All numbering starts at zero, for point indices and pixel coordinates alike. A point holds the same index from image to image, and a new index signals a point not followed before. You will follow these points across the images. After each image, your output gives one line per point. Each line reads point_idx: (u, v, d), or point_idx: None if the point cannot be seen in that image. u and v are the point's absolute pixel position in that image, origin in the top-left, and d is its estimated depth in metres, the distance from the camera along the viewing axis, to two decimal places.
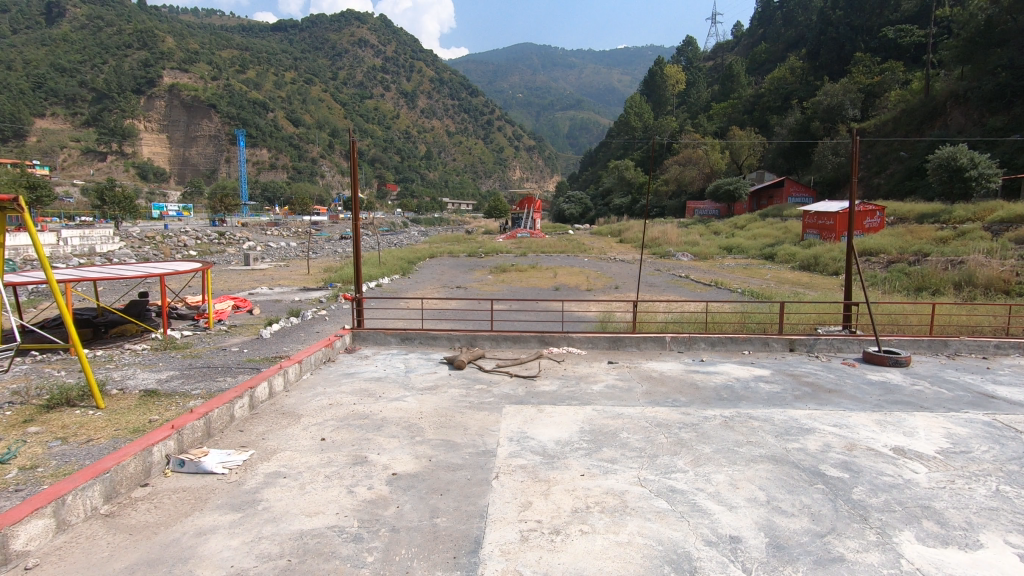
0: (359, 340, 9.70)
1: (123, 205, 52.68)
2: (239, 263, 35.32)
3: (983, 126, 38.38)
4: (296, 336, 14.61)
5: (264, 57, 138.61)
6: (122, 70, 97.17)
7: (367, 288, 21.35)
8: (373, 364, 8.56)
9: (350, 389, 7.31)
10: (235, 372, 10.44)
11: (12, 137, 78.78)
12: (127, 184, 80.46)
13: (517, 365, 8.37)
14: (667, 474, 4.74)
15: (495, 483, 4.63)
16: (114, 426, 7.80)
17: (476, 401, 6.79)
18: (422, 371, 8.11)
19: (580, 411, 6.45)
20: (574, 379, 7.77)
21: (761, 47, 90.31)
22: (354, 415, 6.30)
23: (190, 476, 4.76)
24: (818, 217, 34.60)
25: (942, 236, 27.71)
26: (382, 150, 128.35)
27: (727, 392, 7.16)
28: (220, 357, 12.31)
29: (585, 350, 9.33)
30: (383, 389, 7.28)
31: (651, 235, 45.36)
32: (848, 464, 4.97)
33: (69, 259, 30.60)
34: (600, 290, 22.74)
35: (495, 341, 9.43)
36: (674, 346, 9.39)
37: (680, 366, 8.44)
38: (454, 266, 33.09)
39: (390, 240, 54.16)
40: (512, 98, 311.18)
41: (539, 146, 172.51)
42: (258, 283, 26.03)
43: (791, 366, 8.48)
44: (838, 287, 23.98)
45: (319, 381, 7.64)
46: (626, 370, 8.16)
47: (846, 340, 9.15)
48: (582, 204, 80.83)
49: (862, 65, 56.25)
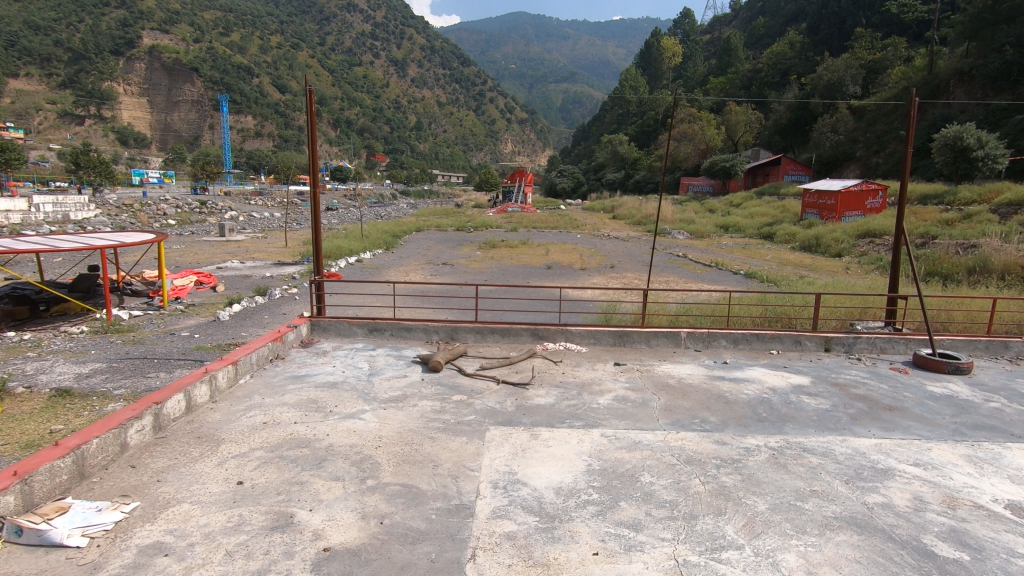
0: (318, 331, 8.16)
1: (99, 170, 49.90)
2: (215, 234, 33.41)
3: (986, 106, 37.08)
4: (259, 319, 13.08)
5: (250, 19, 133.25)
6: (99, 29, 92.90)
7: (343, 264, 19.84)
8: (330, 364, 7.05)
9: (295, 401, 5.79)
10: (177, 365, 8.83)
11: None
12: (107, 150, 77.61)
13: (506, 366, 6.92)
14: (715, 556, 3.33)
15: (470, 570, 3.18)
16: (2, 439, 6.20)
17: (450, 422, 5.31)
18: (390, 375, 6.60)
19: (586, 437, 4.99)
20: (577, 388, 6.30)
21: (759, 21, 87.85)
22: (290, 442, 4.83)
23: (24, 557, 3.26)
24: (819, 196, 33.13)
25: (948, 218, 26.45)
26: (371, 120, 124.64)
27: (768, 409, 5.77)
28: (165, 345, 10.69)
29: (586, 347, 7.93)
30: (336, 402, 5.76)
31: (645, 212, 43.84)
32: (962, 537, 3.58)
33: (39, 226, 28.72)
34: (595, 269, 21.32)
35: (480, 334, 8.02)
36: (690, 343, 7.98)
37: (703, 370, 7.05)
38: (440, 240, 31.55)
39: (376, 213, 52.22)
40: (505, 69, 304.10)
41: (532, 119, 168.88)
42: (230, 257, 24.21)
43: (834, 372, 7.09)
44: (844, 271, 22.68)
45: (258, 388, 6.11)
46: (638, 376, 6.73)
47: (891, 339, 7.83)
48: (575, 178, 78.65)
49: (864, 40, 54.53)
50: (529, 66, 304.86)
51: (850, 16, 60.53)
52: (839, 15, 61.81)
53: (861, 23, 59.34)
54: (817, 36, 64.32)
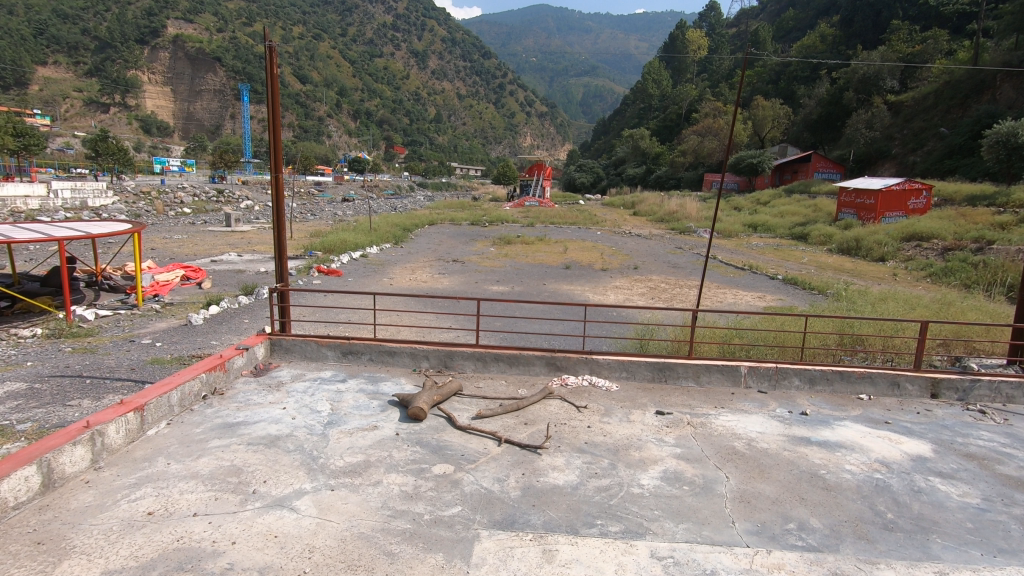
0: (279, 353, 6.52)
1: (118, 157, 49.03)
2: (223, 224, 32.07)
3: None
4: (237, 323, 11.52)
5: (273, 9, 132.56)
6: (125, 18, 92.29)
7: (346, 259, 18.40)
8: (278, 406, 5.29)
9: (210, 471, 4.09)
10: (114, 387, 7.15)
11: (13, 84, 76.29)
12: (130, 138, 77.54)
13: (512, 413, 5.23)
14: None
15: None
16: None
17: (423, 522, 3.54)
18: (355, 428, 4.86)
19: (632, 563, 3.21)
20: (610, 455, 4.51)
21: (789, 13, 84.41)
22: (174, 555, 3.16)
23: None
24: (856, 195, 30.68)
25: (1002, 221, 23.95)
26: (391, 111, 123.34)
27: (895, 504, 3.96)
28: (116, 357, 9.09)
29: (617, 384, 6.16)
30: (267, 475, 4.05)
31: (668, 209, 41.70)
32: None
33: (55, 213, 27.66)
34: (617, 271, 19.46)
35: (482, 362, 6.32)
36: (753, 382, 6.16)
37: (779, 427, 5.22)
38: (453, 234, 29.93)
39: (392, 204, 50.90)
40: (525, 62, 302.08)
41: (551, 113, 166.15)
42: (230, 249, 22.75)
43: (959, 433, 5.22)
44: (889, 278, 20.54)
45: (168, 446, 4.44)
46: (692, 437, 4.92)
47: (1022, 385, 5.94)
48: (594, 173, 76.19)
49: (902, 32, 51.39)
50: (550, 59, 301.78)
51: (885, 7, 57.35)
52: (874, 6, 58.64)
53: (897, 16, 56.11)
54: (850, 28, 61.04)
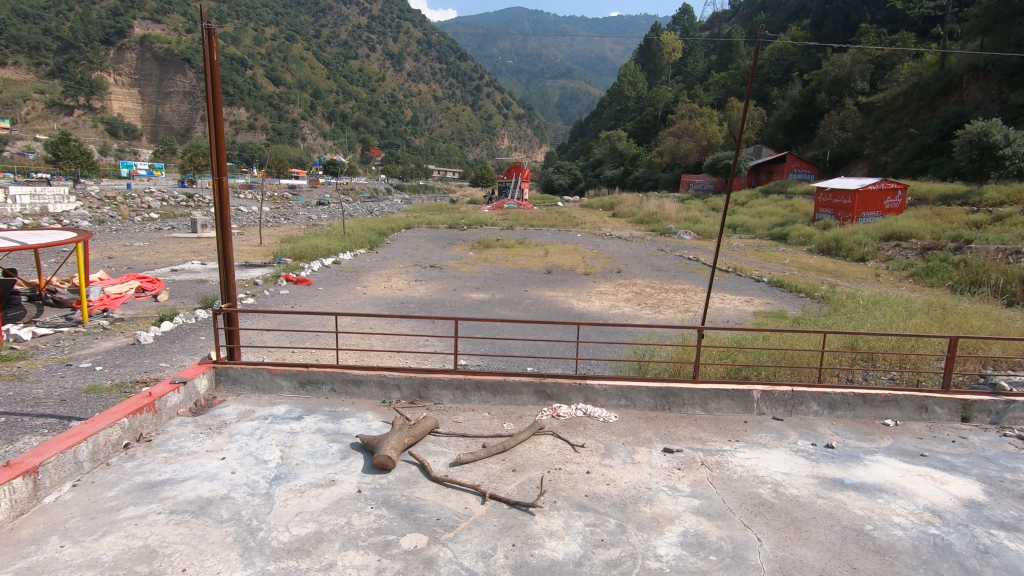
0: (226, 385, 5.65)
1: (81, 161, 46.81)
2: (189, 229, 30.59)
3: (1002, 103, 34.77)
4: (191, 342, 10.46)
5: (245, 10, 129.37)
6: (88, 18, 88.95)
7: (316, 266, 17.31)
8: (217, 457, 4.38)
9: (118, 554, 3.22)
10: (31, 425, 6.10)
11: None
12: (94, 141, 74.62)
13: (498, 456, 4.48)
14: None
15: None
16: None
17: None
18: (307, 484, 4.02)
19: None
20: (616, 514, 3.75)
21: (761, 16, 85.26)
22: None
23: None
24: (834, 195, 30.58)
25: (976, 220, 23.93)
26: (366, 114, 121.62)
27: (966, 572, 3.28)
28: (46, 385, 8.00)
29: (616, 414, 5.42)
30: (189, 562, 3.17)
31: (647, 210, 41.35)
32: None
33: (11, 219, 25.95)
34: (600, 275, 18.79)
35: (462, 392, 5.53)
36: (767, 408, 5.49)
37: (806, 465, 4.52)
38: (431, 238, 28.97)
39: (369, 207, 49.69)
40: (501, 64, 302.01)
41: (528, 115, 166.07)
42: (195, 257, 21.40)
43: (1004, 468, 4.59)
44: (873, 279, 20.27)
45: (67, 520, 3.54)
46: (707, 482, 4.20)
47: None
48: (572, 175, 75.94)
49: (871, 34, 52.08)
50: (526, 60, 301.47)
51: (854, 11, 58.08)
52: (843, 10, 59.39)
53: (865, 19, 56.85)
54: (820, 31, 61.75)
